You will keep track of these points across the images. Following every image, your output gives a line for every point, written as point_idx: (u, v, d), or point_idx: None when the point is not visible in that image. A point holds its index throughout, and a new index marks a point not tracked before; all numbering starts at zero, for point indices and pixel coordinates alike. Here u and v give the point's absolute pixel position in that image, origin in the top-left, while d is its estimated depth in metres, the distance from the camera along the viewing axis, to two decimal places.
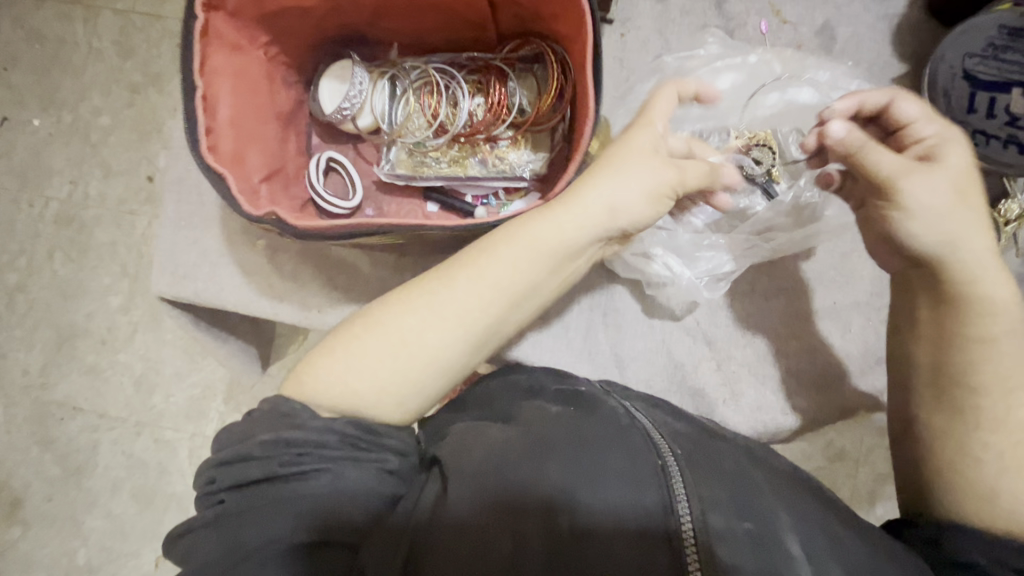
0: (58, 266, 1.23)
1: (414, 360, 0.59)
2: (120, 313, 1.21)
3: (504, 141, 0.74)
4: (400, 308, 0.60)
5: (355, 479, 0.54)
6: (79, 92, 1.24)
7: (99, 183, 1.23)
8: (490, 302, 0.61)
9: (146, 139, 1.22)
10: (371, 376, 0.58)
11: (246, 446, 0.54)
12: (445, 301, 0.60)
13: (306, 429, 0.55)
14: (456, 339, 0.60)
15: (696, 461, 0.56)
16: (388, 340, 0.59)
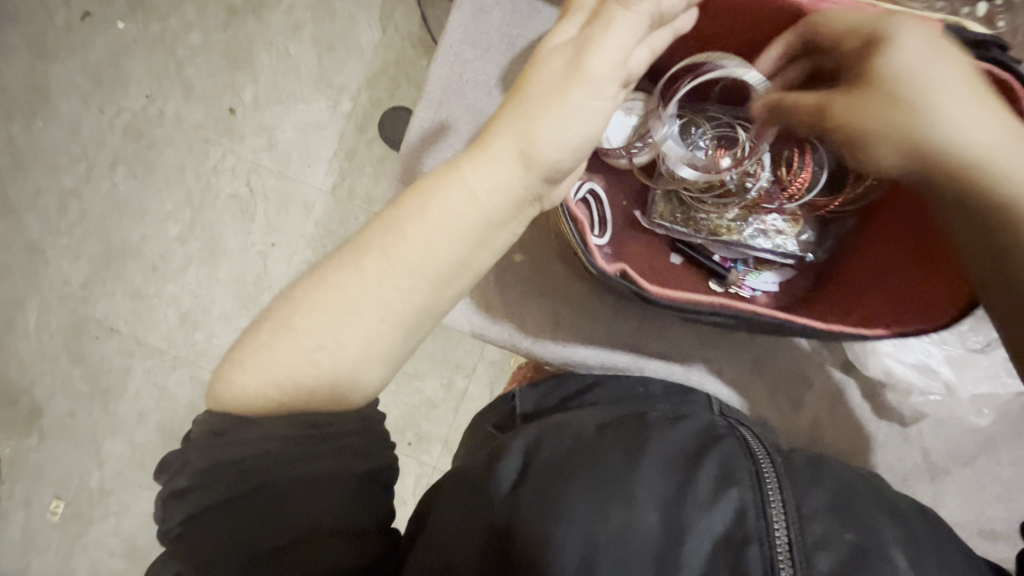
0: (120, 180, 1.17)
1: (325, 358, 0.48)
2: (177, 242, 1.17)
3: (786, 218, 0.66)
4: (307, 302, 0.48)
5: (333, 467, 0.48)
6: (171, 3, 1.17)
7: (177, 103, 1.17)
8: (388, 292, 0.47)
9: (236, 68, 1.16)
10: (277, 373, 0.48)
11: (187, 472, 0.47)
12: (347, 286, 0.47)
13: (283, 419, 0.47)
14: (358, 324, 0.47)
15: (796, 468, 0.52)
16: (297, 343, 0.48)
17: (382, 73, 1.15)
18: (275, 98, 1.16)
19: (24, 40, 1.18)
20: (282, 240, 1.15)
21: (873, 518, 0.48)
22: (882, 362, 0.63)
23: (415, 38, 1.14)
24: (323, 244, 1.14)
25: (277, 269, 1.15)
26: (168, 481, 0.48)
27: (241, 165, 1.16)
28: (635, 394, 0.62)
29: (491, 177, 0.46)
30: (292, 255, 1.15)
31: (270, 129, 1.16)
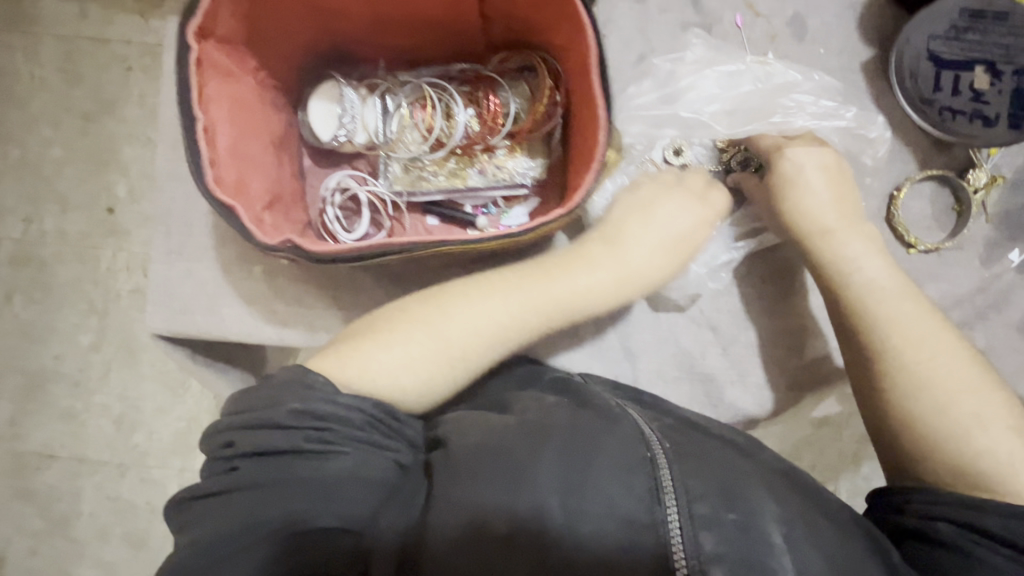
0: (20, 309, 1.17)
1: (443, 356, 0.57)
2: (92, 352, 1.16)
3: (501, 151, 0.70)
4: (419, 320, 0.58)
5: (370, 466, 0.49)
6: (25, 125, 1.18)
7: (56, 219, 1.17)
8: (488, 350, 0.59)
9: (104, 169, 1.17)
10: (430, 369, 0.57)
11: (259, 414, 0.48)
12: (464, 328, 0.58)
13: (330, 402, 0.50)
14: (462, 359, 0.58)
15: (684, 448, 0.54)
16: (427, 335, 0.57)
17: None
18: (148, 186, 1.17)
19: None
20: None
21: (753, 496, 0.50)
22: None
23: None
24: None
25: None
26: (225, 419, 0.49)
27: (134, 259, 1.16)
28: (538, 385, 0.64)
29: (554, 304, 0.62)
30: None
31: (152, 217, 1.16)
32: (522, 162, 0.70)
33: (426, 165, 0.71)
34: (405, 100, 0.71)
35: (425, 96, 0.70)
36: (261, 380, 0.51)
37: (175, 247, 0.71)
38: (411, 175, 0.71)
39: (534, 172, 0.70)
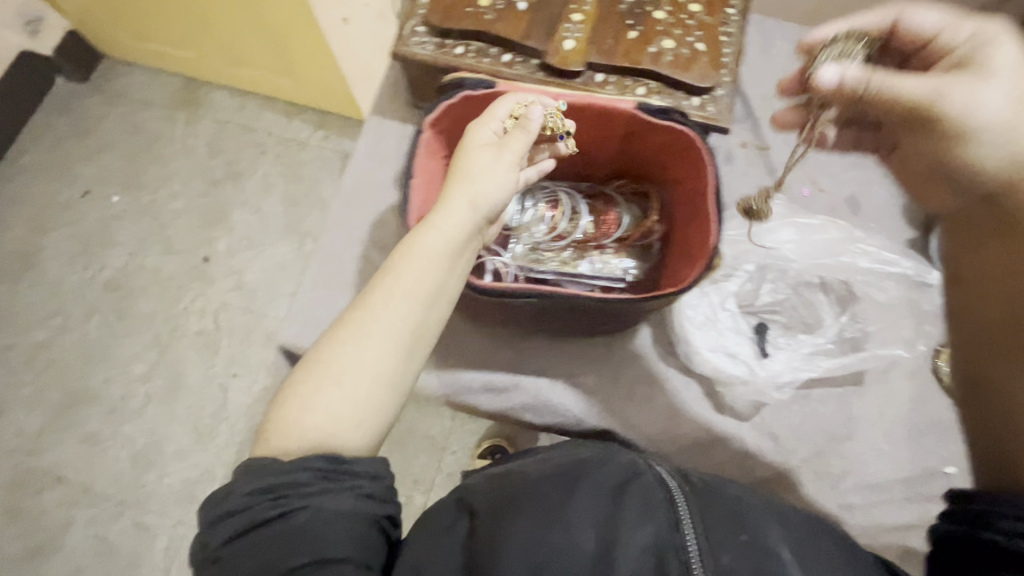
0: (91, 329, 1.25)
1: (343, 387, 0.47)
2: (139, 382, 1.21)
3: (609, 250, 0.67)
4: (314, 368, 0.47)
5: (340, 506, 0.44)
6: (162, 179, 1.39)
7: (156, 257, 1.31)
8: (377, 359, 0.47)
9: (212, 225, 1.34)
10: (327, 402, 0.46)
11: (228, 504, 0.44)
12: (345, 348, 0.47)
13: (275, 472, 0.44)
14: (364, 386, 0.47)
15: (696, 490, 0.53)
16: (325, 375, 0.47)
17: None
18: (246, 246, 1.31)
19: (26, 217, 1.36)
20: (243, 370, 1.21)
21: (761, 520, 0.49)
22: (706, 359, 0.68)
23: None
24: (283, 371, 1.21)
25: (236, 399, 1.19)
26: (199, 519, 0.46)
27: (209, 305, 1.27)
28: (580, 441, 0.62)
29: (404, 272, 0.49)
30: (252, 383, 1.20)
31: (238, 272, 1.29)
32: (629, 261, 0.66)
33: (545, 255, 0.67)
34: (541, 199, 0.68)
35: (558, 198, 0.68)
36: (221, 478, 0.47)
37: (325, 278, 0.64)
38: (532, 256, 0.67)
39: (634, 271, 0.66)
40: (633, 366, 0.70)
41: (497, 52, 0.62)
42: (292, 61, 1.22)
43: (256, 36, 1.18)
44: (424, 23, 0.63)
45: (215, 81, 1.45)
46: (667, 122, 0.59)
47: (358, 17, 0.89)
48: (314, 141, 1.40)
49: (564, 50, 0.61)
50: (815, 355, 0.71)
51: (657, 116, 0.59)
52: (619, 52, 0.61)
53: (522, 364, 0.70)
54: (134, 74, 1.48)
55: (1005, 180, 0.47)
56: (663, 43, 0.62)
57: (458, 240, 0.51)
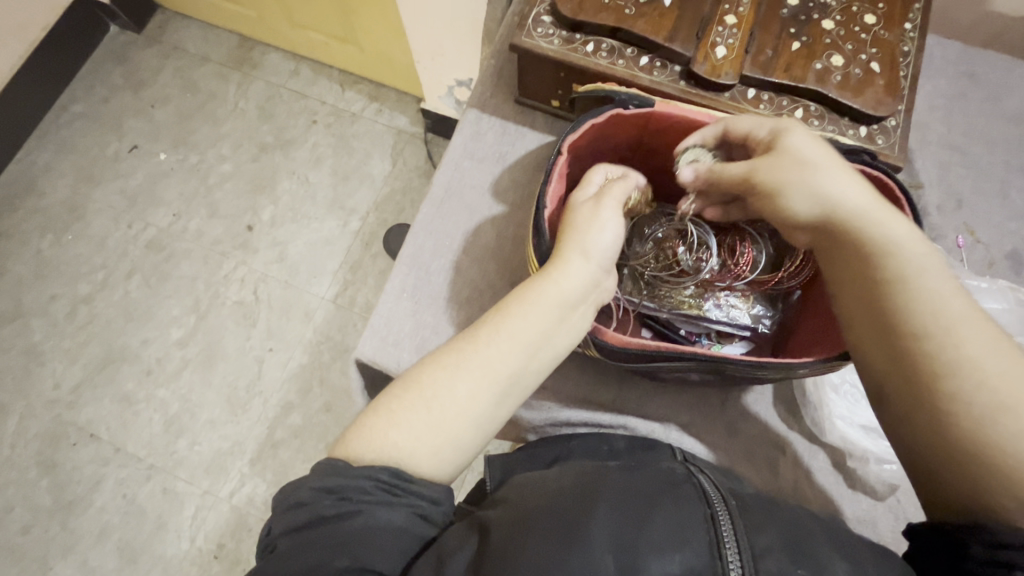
0: (133, 287, 1.24)
1: (433, 416, 0.40)
2: (177, 346, 1.20)
3: (738, 293, 0.52)
4: (400, 395, 0.41)
5: (394, 523, 0.36)
6: (212, 139, 1.35)
7: (200, 221, 1.29)
8: (474, 398, 0.40)
9: (259, 193, 1.30)
10: (414, 428, 0.39)
11: (289, 493, 0.38)
12: (446, 381, 0.41)
13: (339, 470, 0.37)
14: (452, 422, 0.40)
15: (748, 503, 0.38)
16: (416, 401, 0.40)
17: (389, 198, 1.29)
18: (290, 217, 1.28)
19: (74, 167, 1.34)
20: (279, 346, 1.19)
21: (825, 552, 0.35)
22: (838, 429, 0.51)
23: (421, 170, 1.31)
24: (319, 350, 1.18)
25: (271, 374, 1.17)
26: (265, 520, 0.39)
27: (250, 275, 1.24)
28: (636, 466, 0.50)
29: (518, 316, 0.42)
30: (287, 359, 1.18)
31: (282, 244, 1.26)
32: (761, 310, 0.52)
33: (664, 291, 0.53)
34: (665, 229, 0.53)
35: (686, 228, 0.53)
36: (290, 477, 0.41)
37: (413, 287, 0.54)
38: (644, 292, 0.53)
39: (769, 322, 0.52)
40: (752, 417, 0.53)
41: (634, 53, 0.49)
42: (357, 27, 1.16)
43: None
44: (551, 10, 0.50)
45: (271, 42, 1.40)
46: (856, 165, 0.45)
47: None
48: (368, 114, 1.35)
49: (715, 59, 0.47)
50: None
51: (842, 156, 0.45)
52: (778, 66, 0.47)
53: (622, 397, 0.53)
54: (188, 28, 1.44)
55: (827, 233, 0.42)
56: (832, 59, 0.47)
57: (579, 299, 0.43)
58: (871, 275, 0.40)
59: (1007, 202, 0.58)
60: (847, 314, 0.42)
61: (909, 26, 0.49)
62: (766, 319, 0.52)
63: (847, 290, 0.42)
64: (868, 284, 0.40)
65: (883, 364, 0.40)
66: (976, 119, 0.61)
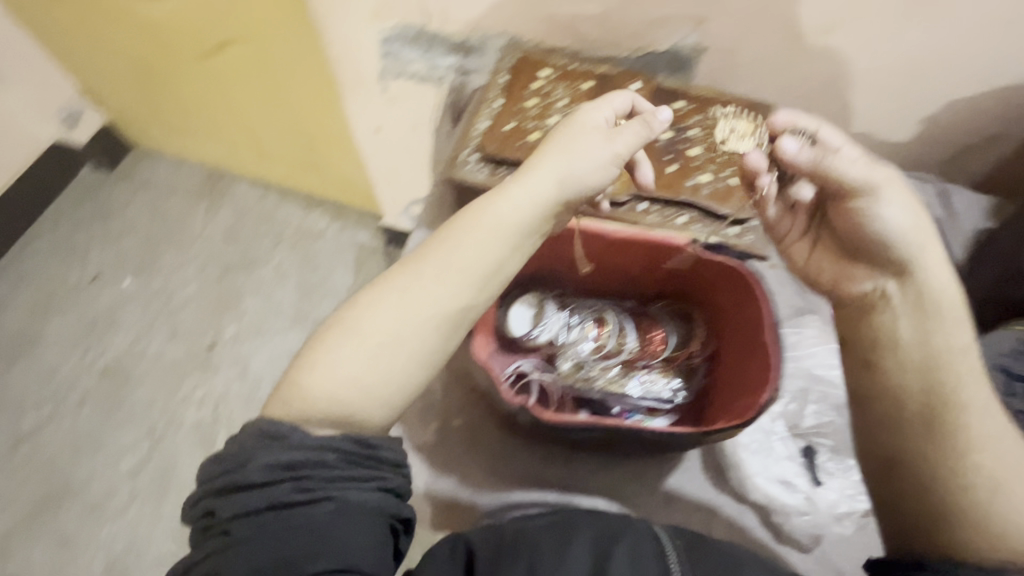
0: (83, 417, 1.20)
1: (383, 355, 0.44)
2: (126, 478, 1.14)
3: (656, 369, 0.63)
4: (354, 330, 0.45)
5: (360, 499, 0.41)
6: (177, 263, 1.40)
7: (161, 343, 1.29)
8: (423, 333, 0.45)
9: (221, 312, 1.33)
10: (356, 367, 0.44)
11: (241, 472, 0.41)
12: (388, 317, 0.45)
13: (297, 444, 0.41)
14: (398, 363, 0.45)
15: (692, 543, 0.45)
16: (367, 341, 0.44)
17: None
18: (253, 333, 1.30)
19: (32, 300, 1.35)
20: None
21: None
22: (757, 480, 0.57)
23: None
24: None
25: None
26: (207, 479, 0.42)
27: (210, 395, 1.23)
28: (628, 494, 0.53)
29: (468, 246, 0.47)
30: None
31: (244, 361, 1.27)
32: (678, 383, 0.62)
33: (598, 371, 0.62)
34: (589, 319, 0.66)
35: (607, 318, 0.66)
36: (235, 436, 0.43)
37: None
38: (578, 376, 0.61)
39: (685, 393, 0.61)
40: (687, 489, 0.57)
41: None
42: (321, 158, 1.29)
43: (290, 135, 1.25)
44: (477, 151, 0.60)
45: (239, 173, 1.52)
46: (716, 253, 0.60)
47: (391, 127, 0.96)
48: (331, 232, 1.44)
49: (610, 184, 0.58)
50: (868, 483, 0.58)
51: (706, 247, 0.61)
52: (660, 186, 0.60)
53: (566, 475, 0.57)
54: (159, 164, 1.55)
55: (899, 265, 0.50)
56: (700, 177, 0.59)
57: (529, 228, 0.49)
58: (953, 344, 0.49)
59: None
60: (907, 376, 0.49)
61: (760, 150, 0.61)
62: (683, 390, 0.61)
63: (917, 350, 0.49)
64: (949, 352, 0.48)
65: (931, 423, 0.47)
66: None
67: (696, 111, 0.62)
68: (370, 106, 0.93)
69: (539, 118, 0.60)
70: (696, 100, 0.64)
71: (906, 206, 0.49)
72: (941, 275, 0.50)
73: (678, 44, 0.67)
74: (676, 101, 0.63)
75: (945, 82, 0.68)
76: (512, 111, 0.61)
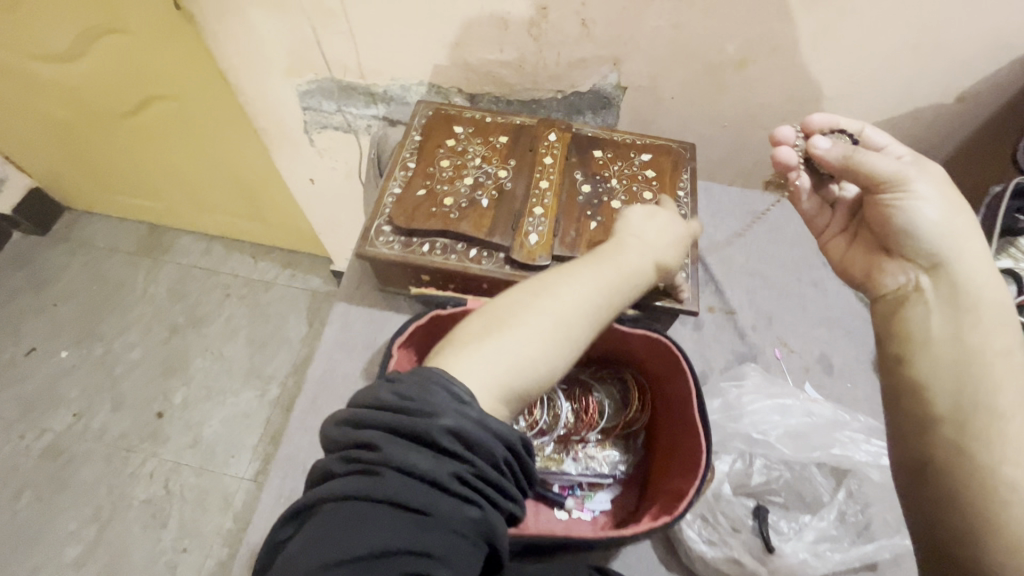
0: (22, 506, 1.12)
1: (538, 346, 0.40)
2: (72, 569, 1.06)
3: (593, 444, 0.59)
4: (497, 322, 0.41)
5: (492, 525, 0.34)
6: (119, 328, 1.33)
7: (105, 416, 1.22)
8: (571, 338, 0.42)
9: (169, 375, 1.26)
10: (520, 345, 0.40)
11: (406, 405, 0.34)
12: (540, 312, 0.42)
13: (475, 415, 0.34)
14: (545, 358, 0.41)
15: None
16: (520, 328, 0.41)
17: (308, 360, 1.29)
18: (204, 396, 1.24)
19: None
20: (195, 543, 1.08)
21: None
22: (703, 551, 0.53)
23: None
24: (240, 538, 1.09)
25: None
26: (371, 399, 0.35)
27: (160, 468, 1.16)
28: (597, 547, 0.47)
29: (579, 280, 0.45)
30: (204, 557, 1.07)
31: (196, 427, 1.20)
32: (616, 456, 0.59)
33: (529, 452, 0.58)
34: None
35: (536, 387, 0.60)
36: (393, 374, 0.37)
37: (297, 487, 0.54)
38: None
39: (623, 466, 0.59)
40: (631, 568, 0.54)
41: (464, 247, 0.56)
42: (263, 208, 1.25)
43: (228, 188, 1.21)
44: (390, 220, 0.57)
45: (181, 227, 1.46)
46: (635, 328, 0.56)
47: (325, 178, 0.92)
48: (281, 281, 1.39)
49: (529, 245, 0.55)
50: (822, 542, 0.55)
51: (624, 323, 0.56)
52: (583, 242, 0.56)
53: None
54: (96, 224, 1.48)
55: (935, 261, 0.48)
56: None
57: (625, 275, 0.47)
58: (990, 347, 0.44)
59: (806, 312, 0.71)
60: (937, 370, 0.45)
61: (681, 193, 0.61)
62: (620, 466, 0.58)
63: (950, 351, 0.45)
64: (986, 355, 0.44)
65: (960, 409, 0.42)
66: (770, 246, 0.76)
67: (615, 158, 0.62)
68: (299, 159, 0.89)
69: (453, 178, 0.59)
70: (614, 148, 0.63)
71: (942, 189, 0.48)
72: (976, 275, 0.47)
73: (597, 84, 0.66)
74: (593, 151, 0.62)
75: (862, 105, 0.68)
76: (425, 173, 0.59)
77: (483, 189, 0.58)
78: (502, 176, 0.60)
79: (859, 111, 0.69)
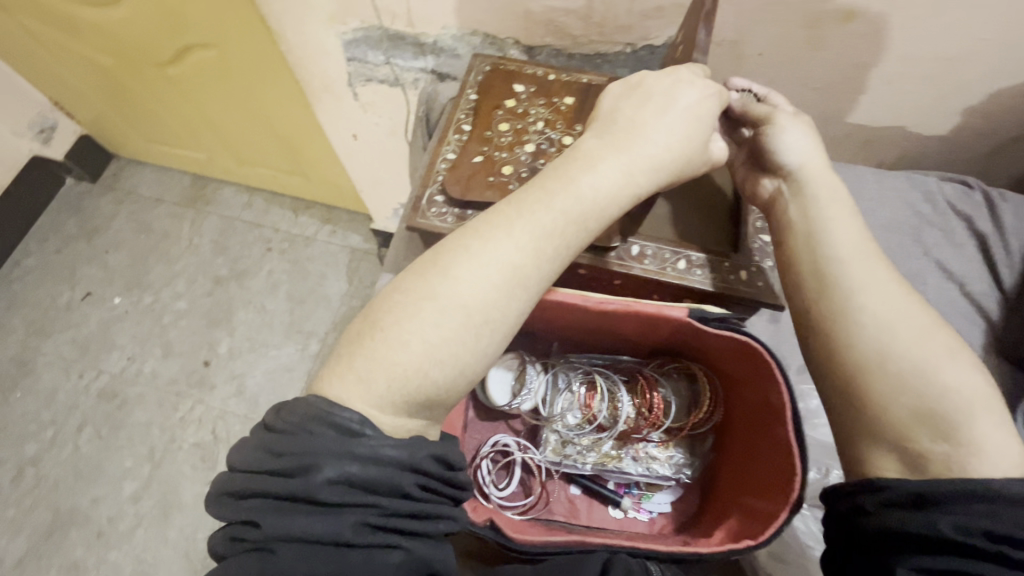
0: (83, 442, 1.19)
1: (427, 354, 0.38)
2: (130, 502, 1.13)
3: (655, 443, 0.58)
4: (387, 328, 0.38)
5: (424, 554, 0.34)
6: (167, 277, 1.36)
7: (155, 361, 1.26)
8: (484, 321, 0.39)
9: (214, 326, 1.30)
10: (415, 347, 0.38)
11: (285, 467, 0.33)
12: (432, 317, 0.38)
13: (370, 450, 0.33)
14: (447, 353, 0.38)
15: None
16: (413, 335, 0.38)
17: (347, 317, 1.29)
18: (247, 347, 1.27)
19: (25, 321, 1.32)
20: None
21: None
22: None
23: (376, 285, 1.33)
24: None
25: None
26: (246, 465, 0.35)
27: (208, 413, 1.20)
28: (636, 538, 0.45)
29: (528, 222, 0.41)
30: None
31: (240, 377, 1.24)
32: (679, 457, 0.58)
33: (588, 445, 0.59)
34: (575, 381, 0.59)
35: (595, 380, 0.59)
36: (268, 425, 0.36)
37: None
38: (565, 452, 0.59)
39: (688, 469, 0.58)
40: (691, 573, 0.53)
41: None
42: (303, 163, 1.22)
43: (266, 140, 1.18)
44: (442, 190, 0.54)
45: (223, 179, 1.46)
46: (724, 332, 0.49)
47: (368, 134, 0.88)
48: (321, 237, 1.38)
49: None
50: None
51: (711, 326, 0.49)
52: None
53: None
54: (142, 173, 1.50)
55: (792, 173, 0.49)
56: None
57: (603, 205, 0.43)
58: None
59: None
60: None
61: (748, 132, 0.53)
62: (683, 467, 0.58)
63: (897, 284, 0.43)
64: None
65: None
66: None
67: None
68: (341, 113, 0.84)
69: (513, 144, 0.54)
70: None
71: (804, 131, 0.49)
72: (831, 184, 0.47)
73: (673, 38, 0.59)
74: None
75: (985, 68, 0.58)
76: (481, 138, 0.55)
77: (546, 157, 0.53)
78: (567, 144, 0.54)
79: (982, 73, 0.59)
